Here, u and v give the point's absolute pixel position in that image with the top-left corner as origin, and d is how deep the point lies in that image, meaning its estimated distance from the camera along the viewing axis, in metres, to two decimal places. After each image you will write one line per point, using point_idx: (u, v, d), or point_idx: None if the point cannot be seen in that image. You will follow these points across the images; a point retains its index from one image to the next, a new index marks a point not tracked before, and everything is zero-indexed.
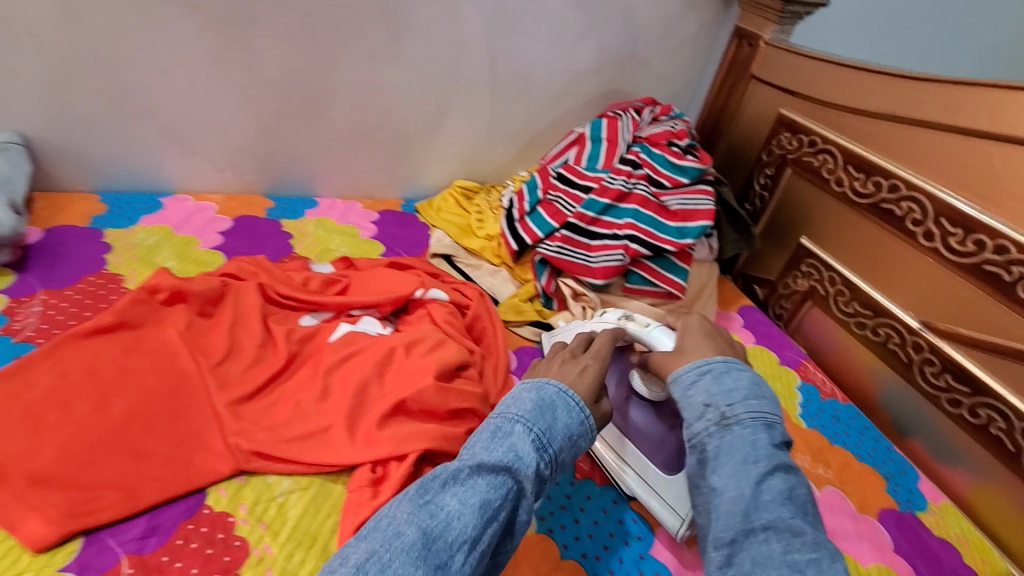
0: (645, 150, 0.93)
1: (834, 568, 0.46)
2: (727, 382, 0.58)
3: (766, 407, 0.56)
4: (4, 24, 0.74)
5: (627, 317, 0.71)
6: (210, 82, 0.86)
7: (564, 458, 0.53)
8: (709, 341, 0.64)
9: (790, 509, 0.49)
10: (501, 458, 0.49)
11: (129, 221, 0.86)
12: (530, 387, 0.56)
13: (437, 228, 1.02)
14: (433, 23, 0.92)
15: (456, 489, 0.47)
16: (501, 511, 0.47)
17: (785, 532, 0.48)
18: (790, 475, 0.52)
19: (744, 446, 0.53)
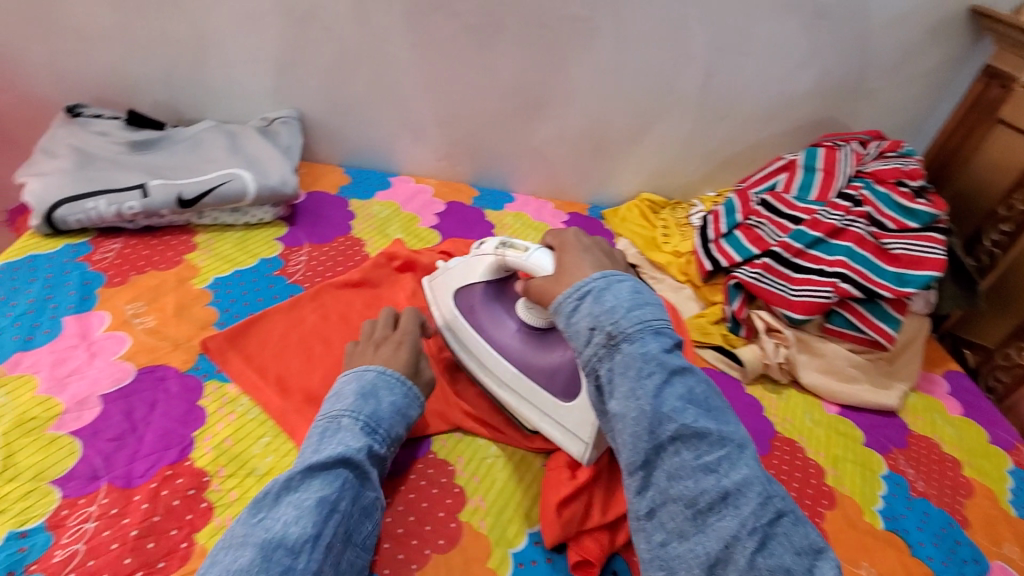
0: (868, 187, 0.87)
1: (742, 458, 0.45)
2: (606, 298, 0.50)
3: (651, 314, 0.49)
4: (309, 20, 0.89)
5: (504, 245, 0.65)
6: (451, 80, 0.96)
7: (398, 434, 0.55)
8: (589, 256, 0.56)
9: (697, 412, 0.46)
10: (335, 454, 0.48)
11: (367, 194, 0.99)
12: (350, 377, 0.56)
13: (622, 237, 1.05)
14: (657, 39, 0.93)
15: (291, 498, 0.46)
16: (341, 503, 0.46)
17: (693, 439, 0.45)
18: (688, 374, 0.48)
19: (636, 363, 0.46)
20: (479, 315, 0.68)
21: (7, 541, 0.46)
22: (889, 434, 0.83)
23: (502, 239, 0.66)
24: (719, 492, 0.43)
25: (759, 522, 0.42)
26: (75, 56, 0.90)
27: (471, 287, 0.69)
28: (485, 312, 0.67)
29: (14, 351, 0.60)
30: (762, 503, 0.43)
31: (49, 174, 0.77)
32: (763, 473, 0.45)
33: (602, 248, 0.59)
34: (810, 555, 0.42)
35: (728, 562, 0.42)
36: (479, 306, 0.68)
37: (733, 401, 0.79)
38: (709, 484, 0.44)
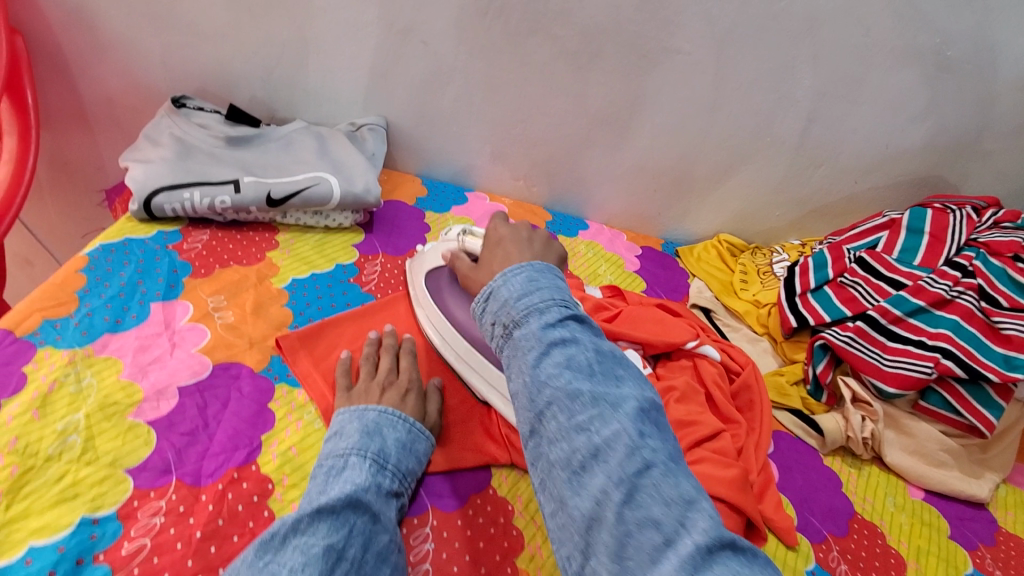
0: (982, 258, 0.80)
1: (619, 415, 0.40)
2: (499, 291, 0.48)
3: (539, 295, 0.46)
4: (408, 33, 0.90)
5: (465, 232, 0.74)
6: (539, 102, 0.95)
7: (408, 471, 0.54)
8: (499, 249, 0.58)
9: (574, 375, 0.42)
10: (345, 494, 0.46)
11: (443, 208, 0.99)
12: (351, 417, 0.56)
13: (697, 278, 1.01)
14: (761, 79, 0.89)
15: (297, 543, 0.42)
16: (349, 549, 0.43)
17: (566, 401, 0.41)
18: (573, 341, 0.44)
19: (516, 343, 0.45)
20: (443, 294, 0.72)
21: (80, 526, 0.47)
22: (976, 529, 0.75)
23: (465, 228, 0.75)
24: (589, 449, 0.39)
25: (625, 474, 0.37)
26: (186, 49, 0.94)
27: (440, 271, 0.74)
28: (451, 293, 0.72)
29: (104, 332, 0.62)
30: (630, 456, 0.38)
31: (151, 162, 0.79)
32: (648, 431, 0.40)
33: (521, 236, 0.59)
34: (681, 506, 0.36)
35: (601, 524, 0.37)
36: (445, 287, 0.73)
37: (809, 473, 0.74)
38: (581, 443, 0.39)
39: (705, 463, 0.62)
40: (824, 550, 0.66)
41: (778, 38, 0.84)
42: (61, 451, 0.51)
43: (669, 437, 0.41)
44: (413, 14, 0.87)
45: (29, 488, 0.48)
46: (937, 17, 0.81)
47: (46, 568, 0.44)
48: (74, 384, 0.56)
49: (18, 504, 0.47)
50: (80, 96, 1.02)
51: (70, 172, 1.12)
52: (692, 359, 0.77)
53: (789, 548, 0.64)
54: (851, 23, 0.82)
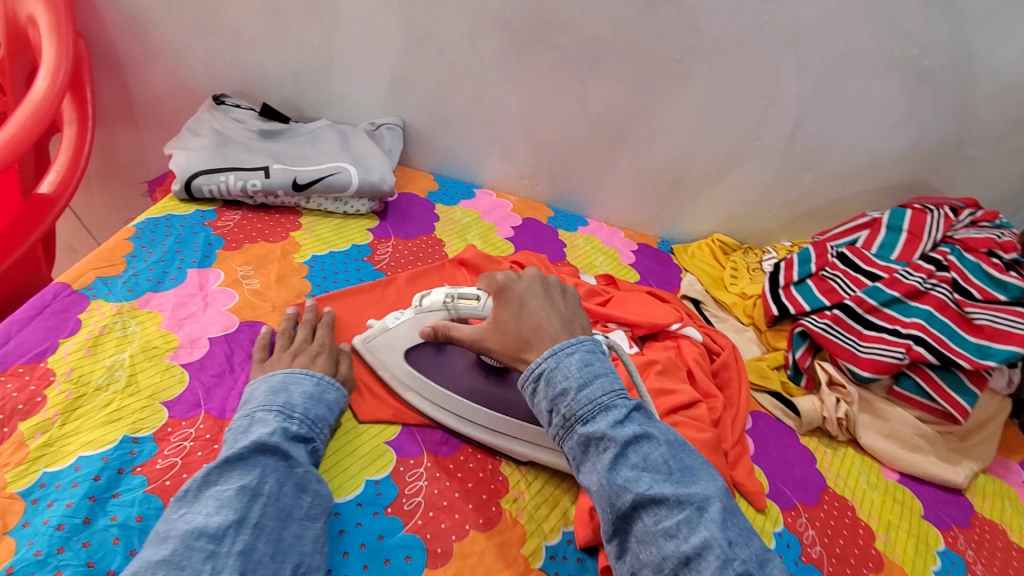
0: (956, 252, 0.85)
1: (700, 521, 0.46)
2: (557, 379, 0.52)
3: (601, 390, 0.52)
4: (426, 41, 0.99)
5: (452, 296, 0.68)
6: (542, 104, 1.03)
7: (318, 418, 0.58)
8: (527, 309, 0.59)
9: (652, 478, 0.49)
10: (250, 442, 0.50)
11: (452, 201, 1.07)
12: (259, 383, 0.59)
13: (689, 273, 1.07)
14: (750, 87, 0.96)
15: (212, 492, 0.47)
16: (264, 486, 0.48)
17: (651, 505, 0.48)
18: (646, 438, 0.50)
19: (590, 448, 0.51)
20: (437, 371, 0.66)
21: (122, 443, 0.54)
22: (952, 511, 0.78)
23: (449, 291, 0.68)
24: (680, 556, 0.46)
25: None
26: (227, 54, 1.05)
27: (421, 346, 0.68)
28: (446, 365, 0.67)
29: (147, 290, 0.70)
30: (719, 566, 0.44)
31: (193, 150, 0.89)
32: (727, 530, 0.46)
33: (538, 289, 0.62)
34: None
35: None
36: (436, 360, 0.67)
37: (784, 449, 0.78)
38: (670, 549, 0.46)
39: (681, 427, 0.67)
40: (793, 516, 0.70)
41: (764, 49, 0.91)
42: (108, 382, 0.59)
43: (750, 534, 0.48)
44: (430, 24, 0.97)
45: (81, 410, 0.56)
46: (914, 30, 0.88)
47: (92, 473, 0.51)
48: (121, 330, 0.64)
49: (71, 422, 0.55)
50: (130, 94, 1.13)
51: (116, 165, 1.23)
52: (675, 340, 0.82)
53: (758, 511, 0.68)
54: (831, 36, 0.89)
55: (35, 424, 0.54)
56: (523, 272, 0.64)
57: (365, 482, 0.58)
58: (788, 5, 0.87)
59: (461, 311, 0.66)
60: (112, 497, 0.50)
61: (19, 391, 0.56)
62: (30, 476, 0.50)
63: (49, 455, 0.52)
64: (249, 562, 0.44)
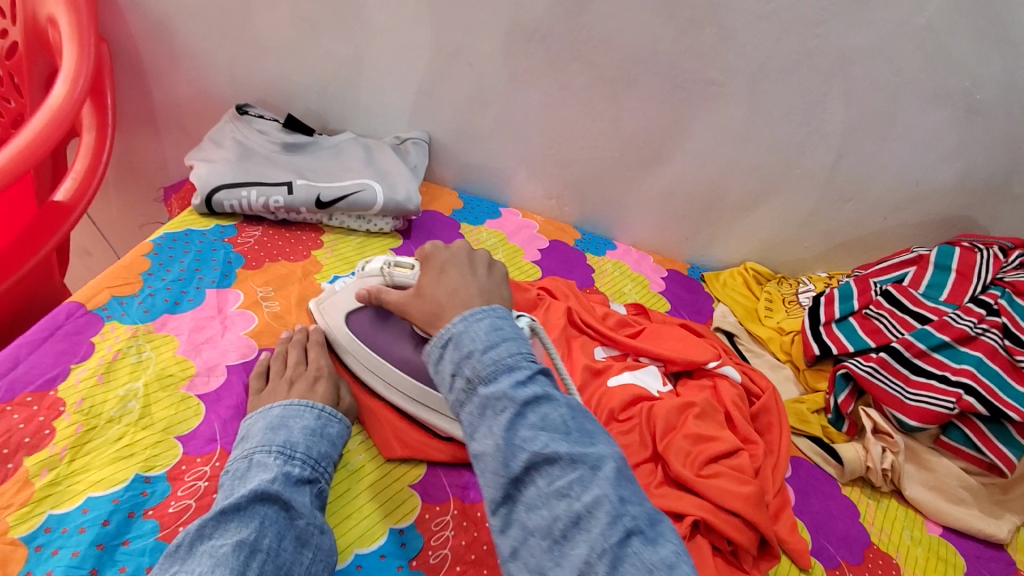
0: (1006, 297, 0.80)
1: (596, 481, 0.42)
2: (464, 343, 0.48)
3: (507, 350, 0.47)
4: (456, 56, 0.96)
5: (390, 264, 0.66)
6: (573, 124, 0.99)
7: (322, 456, 0.53)
8: (444, 276, 0.57)
9: (550, 437, 0.44)
10: (248, 491, 0.46)
11: (477, 220, 1.04)
12: (257, 418, 0.55)
13: (721, 302, 1.03)
14: (792, 114, 0.92)
15: (207, 547, 0.43)
16: (263, 540, 0.44)
17: (545, 466, 0.43)
18: (546, 400, 0.45)
19: (486, 408, 0.45)
20: (373, 338, 0.65)
21: (133, 483, 0.51)
22: (994, 568, 0.73)
23: (387, 258, 0.67)
24: (571, 517, 0.41)
25: (610, 543, 0.40)
26: (252, 62, 1.02)
27: (360, 313, 0.67)
28: (380, 335, 0.65)
29: (164, 312, 0.67)
30: (612, 523, 0.40)
31: (215, 162, 0.87)
32: (623, 491, 0.42)
33: (465, 260, 0.60)
34: (664, 571, 0.39)
35: None
36: (371, 327, 0.66)
37: (826, 500, 0.74)
38: (562, 510, 0.41)
39: (721, 478, 0.63)
40: None
41: (809, 75, 0.88)
42: (121, 414, 0.56)
43: (644, 498, 0.43)
44: (461, 38, 0.94)
45: (91, 445, 0.53)
46: (970, 61, 0.84)
47: (101, 517, 0.48)
48: (135, 356, 0.61)
49: (80, 459, 0.52)
50: (152, 99, 1.10)
51: (135, 171, 1.21)
52: (712, 379, 0.78)
53: (801, 570, 0.64)
54: (881, 64, 0.85)
55: (42, 460, 0.51)
56: (453, 245, 0.62)
57: (389, 531, 0.54)
58: (837, 31, 0.84)
59: (393, 279, 0.65)
60: (121, 545, 0.47)
61: (26, 422, 0.53)
62: (34, 519, 0.47)
63: (55, 496, 0.49)
64: None
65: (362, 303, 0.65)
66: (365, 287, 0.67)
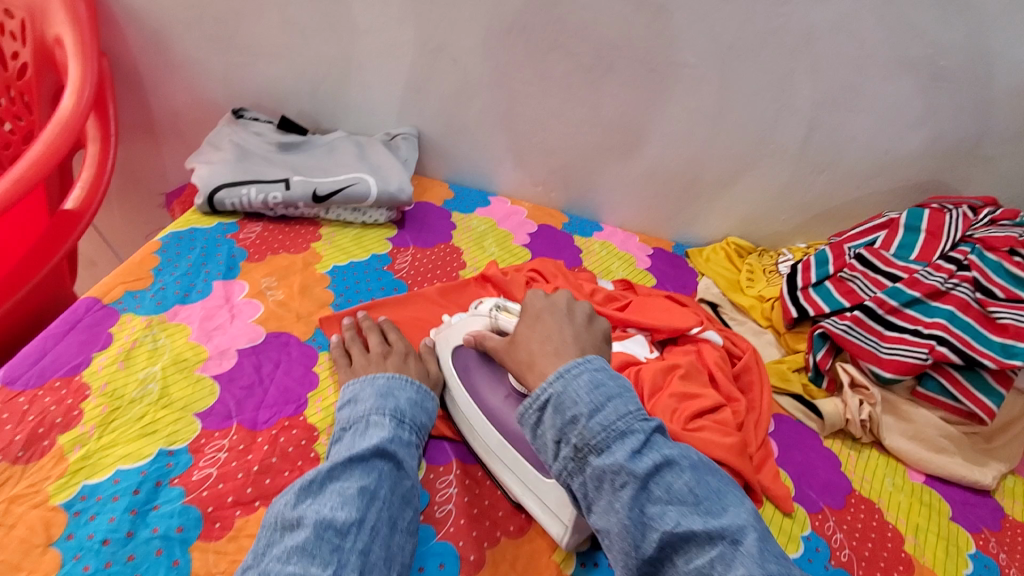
0: (977, 252, 0.84)
1: (735, 555, 0.44)
2: (567, 407, 0.52)
3: (614, 414, 0.51)
4: (440, 51, 1.00)
5: (498, 307, 0.70)
6: (556, 111, 1.04)
7: (421, 426, 0.59)
8: (541, 326, 0.62)
9: (679, 511, 0.47)
10: (370, 444, 0.51)
11: (468, 209, 1.08)
12: (364, 384, 0.61)
13: (705, 276, 1.07)
14: (763, 90, 0.96)
15: (335, 487, 0.48)
16: (381, 490, 0.49)
17: (677, 539, 0.46)
18: (667, 467, 0.49)
19: (604, 486, 0.49)
20: (471, 377, 0.66)
21: (158, 456, 0.55)
22: (980, 514, 0.76)
23: (497, 302, 0.71)
24: None
25: None
26: (246, 69, 1.06)
27: (465, 349, 0.68)
28: (479, 374, 0.66)
29: (175, 303, 0.71)
30: None
31: (214, 163, 0.91)
32: (767, 561, 0.44)
33: (563, 309, 0.63)
34: None
35: None
36: (474, 367, 0.67)
37: (808, 452, 0.78)
38: None
39: (705, 431, 0.67)
40: (820, 519, 0.70)
41: (777, 53, 0.92)
42: (142, 395, 0.60)
43: (789, 564, 0.45)
44: (445, 35, 0.98)
45: (116, 423, 0.57)
46: (929, 30, 0.87)
47: (132, 487, 0.52)
48: (151, 343, 0.65)
49: (108, 435, 0.56)
50: (150, 109, 1.15)
51: (135, 180, 1.25)
52: (695, 344, 0.82)
53: (785, 514, 0.68)
54: (844, 38, 0.89)
55: (74, 437, 0.55)
56: (555, 296, 0.66)
57: None
58: (800, 9, 0.88)
59: (499, 324, 0.68)
60: (152, 509, 0.51)
61: (57, 404, 0.57)
62: (70, 489, 0.52)
63: (88, 468, 0.53)
64: (367, 563, 0.45)
65: (465, 343, 0.68)
66: (471, 326, 0.70)
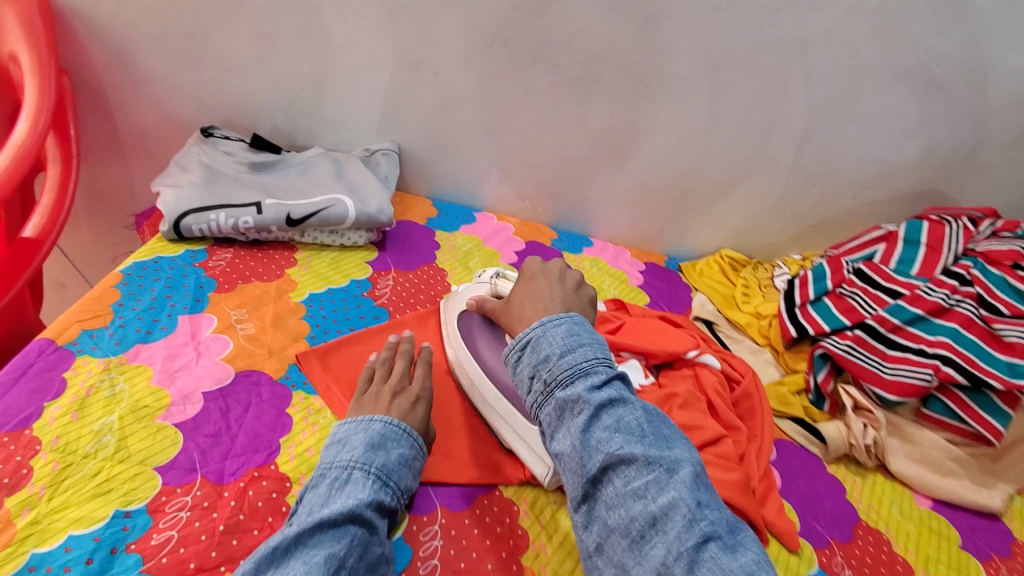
0: (979, 266, 0.81)
1: (671, 482, 0.43)
2: (542, 346, 0.52)
3: (583, 356, 0.50)
4: (421, 64, 0.95)
5: (498, 275, 0.75)
6: (542, 124, 1.00)
7: (407, 486, 0.55)
8: (533, 286, 0.62)
9: (625, 439, 0.46)
10: (344, 508, 0.47)
11: (453, 227, 1.04)
12: (358, 428, 0.56)
13: (699, 292, 1.04)
14: (757, 100, 0.93)
15: (300, 557, 0.44)
16: (349, 560, 0.45)
17: (619, 465, 0.45)
18: (622, 403, 0.48)
19: (562, 411, 0.49)
20: (473, 338, 0.72)
21: (114, 519, 0.50)
22: (990, 540, 0.73)
23: (498, 272, 0.76)
24: (647, 517, 0.42)
25: (686, 545, 0.40)
26: (216, 84, 1.01)
27: (471, 314, 0.74)
28: (482, 335, 0.71)
29: (136, 342, 0.66)
30: (687, 525, 0.41)
31: (181, 186, 0.86)
32: (700, 497, 0.43)
33: (553, 273, 0.64)
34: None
35: None
36: (477, 329, 0.72)
37: (812, 480, 0.74)
38: (639, 511, 0.43)
39: (709, 467, 0.64)
40: (827, 555, 0.66)
41: (770, 63, 0.89)
42: (97, 449, 0.55)
43: (720, 503, 0.44)
44: (425, 47, 0.94)
45: (68, 482, 0.52)
46: (926, 38, 0.85)
47: (84, 556, 0.47)
48: (108, 389, 0.60)
49: (59, 496, 0.51)
50: (116, 128, 1.09)
51: (102, 200, 1.19)
52: (692, 368, 0.78)
53: (792, 552, 0.64)
54: (839, 47, 0.86)
55: (22, 500, 0.50)
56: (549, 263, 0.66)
57: None
58: (793, 17, 0.84)
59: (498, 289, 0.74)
60: None
61: (3, 462, 0.52)
62: (17, 559, 0.47)
63: (36, 535, 0.48)
64: None
65: (471, 308, 0.73)
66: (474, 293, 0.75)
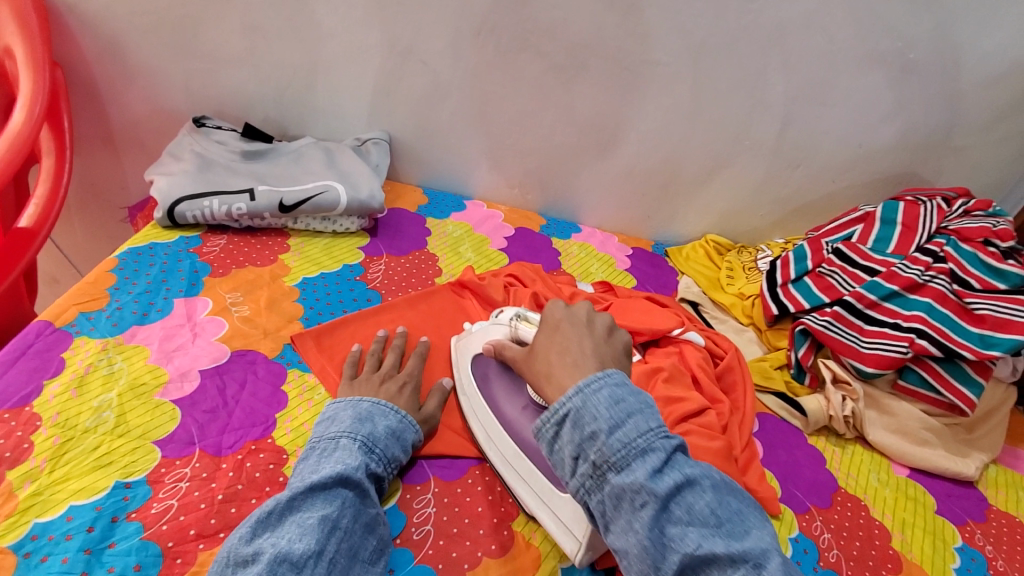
0: (952, 243, 0.84)
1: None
2: (586, 422, 0.50)
3: (634, 431, 0.48)
4: (409, 54, 0.97)
5: (518, 316, 0.70)
6: (530, 112, 1.02)
7: (395, 456, 0.57)
8: (560, 337, 0.60)
9: (700, 532, 0.45)
10: (334, 472, 0.49)
11: (443, 214, 1.05)
12: (346, 405, 0.59)
13: (686, 275, 1.06)
14: (739, 85, 0.95)
15: (295, 518, 0.46)
16: (342, 520, 0.47)
17: (699, 563, 0.44)
18: (688, 487, 0.47)
19: (621, 502, 0.47)
20: (490, 388, 0.67)
21: (115, 489, 0.52)
22: (965, 505, 0.76)
23: (518, 312, 0.71)
24: None
25: None
26: (207, 76, 1.03)
27: (486, 357, 0.70)
28: (499, 385, 0.67)
29: (132, 324, 0.68)
30: None
31: (174, 175, 0.87)
32: None
33: (581, 319, 0.62)
34: None
35: None
36: (493, 375, 0.69)
37: (793, 450, 0.77)
38: None
39: (691, 436, 0.66)
40: (808, 519, 0.68)
41: (750, 50, 0.91)
42: (97, 424, 0.56)
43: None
44: (413, 37, 0.95)
45: (69, 455, 0.54)
46: (899, 24, 0.87)
47: (86, 524, 0.49)
48: (107, 368, 0.62)
49: (61, 468, 0.53)
50: (108, 121, 1.10)
51: (95, 194, 1.20)
52: (677, 345, 0.81)
53: (773, 516, 0.67)
54: (816, 33, 0.89)
55: (24, 472, 0.52)
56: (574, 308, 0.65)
57: None
58: (771, 4, 0.87)
59: (519, 334, 0.68)
60: (108, 548, 0.48)
61: (5, 437, 0.53)
62: (20, 528, 0.48)
63: (39, 505, 0.50)
64: None
65: (487, 352, 0.69)
66: (492, 337, 0.70)
